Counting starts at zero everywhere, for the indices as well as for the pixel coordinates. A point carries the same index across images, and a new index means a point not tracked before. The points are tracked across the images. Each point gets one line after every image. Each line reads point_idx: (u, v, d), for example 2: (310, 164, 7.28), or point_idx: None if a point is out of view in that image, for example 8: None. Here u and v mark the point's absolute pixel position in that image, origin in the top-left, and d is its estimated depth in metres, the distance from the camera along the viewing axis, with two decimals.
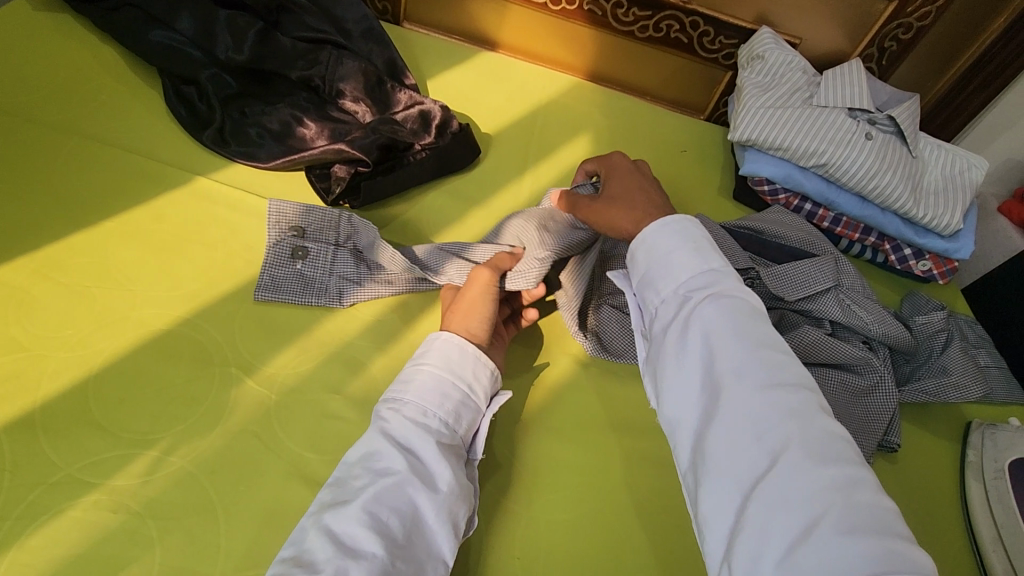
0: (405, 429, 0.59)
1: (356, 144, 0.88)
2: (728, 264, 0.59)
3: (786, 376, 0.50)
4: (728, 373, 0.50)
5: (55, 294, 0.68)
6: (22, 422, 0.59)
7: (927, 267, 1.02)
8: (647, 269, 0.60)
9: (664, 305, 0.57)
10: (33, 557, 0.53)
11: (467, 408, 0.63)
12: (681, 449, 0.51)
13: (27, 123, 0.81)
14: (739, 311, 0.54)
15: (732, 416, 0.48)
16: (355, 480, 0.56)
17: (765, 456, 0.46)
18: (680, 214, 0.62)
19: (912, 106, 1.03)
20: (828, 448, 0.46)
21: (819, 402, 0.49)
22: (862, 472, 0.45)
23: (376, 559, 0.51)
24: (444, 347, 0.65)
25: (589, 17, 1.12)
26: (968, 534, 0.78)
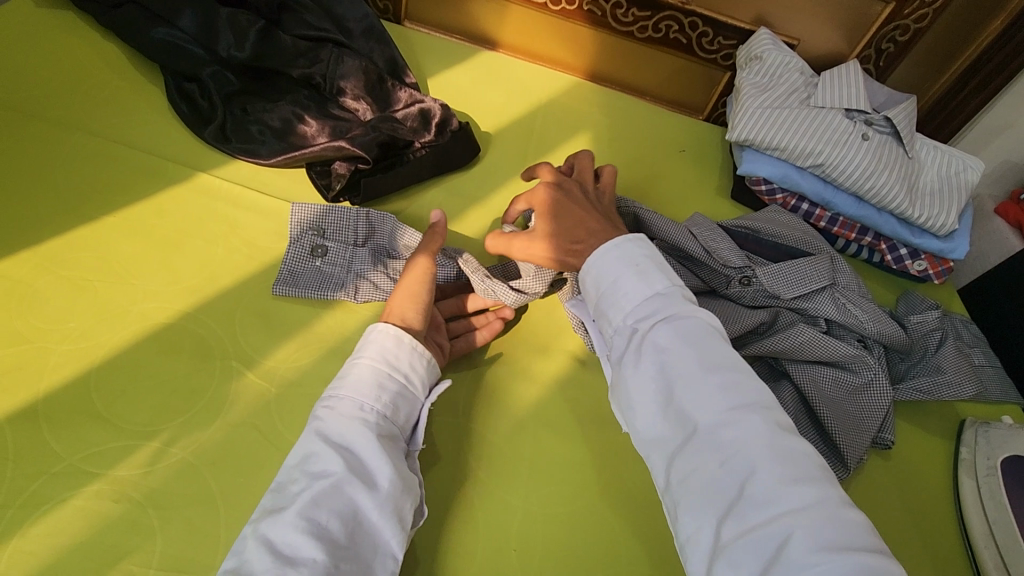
0: (341, 427, 0.58)
1: (357, 142, 0.89)
2: (674, 283, 0.64)
3: (747, 396, 0.55)
4: (692, 398, 0.55)
5: (57, 288, 0.68)
6: (25, 413, 0.60)
7: (923, 267, 1.03)
8: (603, 298, 0.65)
9: (622, 333, 0.62)
10: (35, 545, 0.54)
11: (405, 398, 0.63)
12: (658, 473, 0.56)
13: (29, 119, 0.81)
14: (695, 334, 0.58)
15: (701, 440, 0.53)
16: (292, 484, 0.55)
17: (735, 478, 0.50)
18: (621, 238, 0.68)
19: (909, 107, 1.04)
20: (794, 466, 0.51)
21: (775, 419, 0.54)
22: (826, 489, 0.50)
23: (316, 563, 0.50)
24: (381, 338, 0.64)
25: (588, 17, 1.13)
26: (960, 530, 0.79)
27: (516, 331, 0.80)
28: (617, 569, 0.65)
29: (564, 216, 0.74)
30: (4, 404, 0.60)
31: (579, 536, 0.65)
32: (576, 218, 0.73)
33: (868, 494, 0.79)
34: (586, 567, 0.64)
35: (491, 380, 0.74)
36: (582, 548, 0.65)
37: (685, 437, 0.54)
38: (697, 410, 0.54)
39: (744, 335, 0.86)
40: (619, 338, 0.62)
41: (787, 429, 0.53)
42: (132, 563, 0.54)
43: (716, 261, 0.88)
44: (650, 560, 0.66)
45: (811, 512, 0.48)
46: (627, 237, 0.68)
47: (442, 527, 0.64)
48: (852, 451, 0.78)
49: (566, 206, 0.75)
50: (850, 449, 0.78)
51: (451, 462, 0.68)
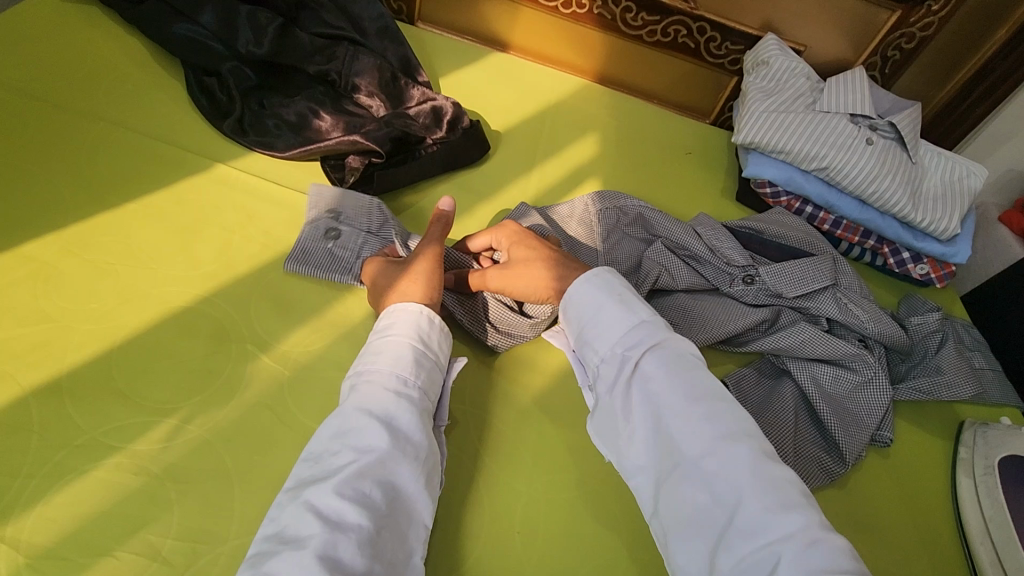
0: (382, 402, 0.60)
1: (371, 136, 0.91)
2: (654, 311, 0.66)
3: (733, 426, 0.57)
4: (679, 428, 0.57)
5: (81, 270, 0.71)
6: (49, 387, 0.62)
7: (925, 271, 1.04)
8: (584, 329, 0.67)
9: (609, 362, 0.64)
10: (58, 513, 0.56)
11: (435, 375, 0.66)
12: (647, 498, 0.58)
13: (56, 108, 0.84)
14: (678, 363, 0.61)
15: (689, 470, 0.55)
16: (336, 456, 0.56)
17: (724, 507, 0.53)
18: (596, 270, 0.70)
19: (912, 113, 1.05)
20: (781, 494, 0.53)
21: (762, 447, 0.56)
22: (810, 514, 0.52)
23: (361, 529, 0.52)
24: (415, 318, 0.66)
25: (598, 21, 1.15)
26: (957, 528, 0.80)
27: None
28: (618, 555, 0.66)
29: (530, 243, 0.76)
30: (29, 379, 0.62)
31: (581, 522, 0.67)
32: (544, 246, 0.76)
33: (867, 491, 0.80)
34: (588, 553, 0.65)
35: (497, 369, 0.76)
36: (584, 534, 0.66)
37: (671, 467, 0.57)
38: (685, 441, 0.57)
39: (745, 333, 0.87)
40: (606, 368, 0.64)
41: (772, 457, 0.56)
42: (151, 533, 0.56)
43: (720, 261, 0.91)
44: (650, 547, 0.67)
45: (800, 539, 0.50)
46: (602, 269, 0.71)
47: (449, 511, 0.65)
48: (851, 446, 0.78)
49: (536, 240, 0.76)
50: (849, 445, 0.78)
51: (457, 446, 0.69)
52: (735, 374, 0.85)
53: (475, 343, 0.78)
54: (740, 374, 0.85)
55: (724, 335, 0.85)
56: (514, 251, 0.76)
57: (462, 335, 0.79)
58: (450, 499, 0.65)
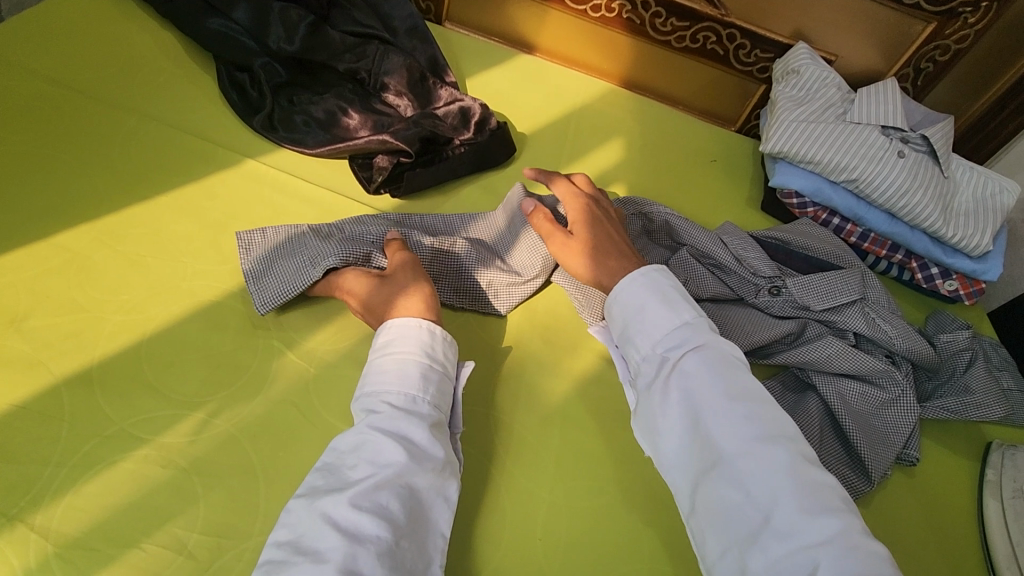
0: (399, 420, 0.59)
1: (400, 135, 0.91)
2: (698, 312, 0.66)
3: (772, 427, 0.57)
4: (718, 430, 0.57)
5: (113, 261, 0.71)
6: (80, 377, 0.62)
7: (954, 287, 1.02)
8: (628, 326, 0.67)
9: (650, 361, 0.64)
10: (87, 502, 0.56)
11: (445, 389, 0.65)
12: (682, 496, 0.58)
13: (91, 100, 0.85)
14: (721, 362, 0.61)
15: (726, 471, 0.55)
16: (353, 469, 0.56)
17: (760, 508, 0.52)
18: (649, 266, 0.70)
19: (946, 127, 1.04)
20: (819, 499, 0.52)
21: (798, 451, 0.55)
22: (847, 519, 0.51)
23: (380, 541, 0.52)
24: (416, 334, 0.64)
25: (628, 25, 1.14)
26: (984, 552, 0.78)
27: (544, 325, 0.81)
28: (638, 566, 0.65)
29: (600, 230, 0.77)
30: (61, 367, 0.63)
31: (604, 530, 0.67)
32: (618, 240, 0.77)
33: (891, 509, 0.78)
34: (609, 562, 0.65)
35: (521, 373, 0.76)
36: (605, 543, 0.66)
37: (710, 466, 0.56)
38: (724, 439, 0.56)
39: (770, 345, 0.86)
40: (646, 366, 0.64)
41: (812, 462, 0.55)
42: (176, 526, 0.56)
43: (746, 271, 0.90)
44: (671, 558, 0.67)
45: (835, 543, 0.49)
46: (657, 265, 0.70)
47: (470, 515, 0.65)
48: (877, 465, 0.77)
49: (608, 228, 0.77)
50: (875, 462, 0.77)
51: (479, 448, 0.69)
52: None
53: (500, 345, 0.78)
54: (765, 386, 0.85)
55: (749, 346, 0.84)
56: (581, 231, 0.76)
57: (486, 335, 0.78)
58: (471, 500, 0.66)
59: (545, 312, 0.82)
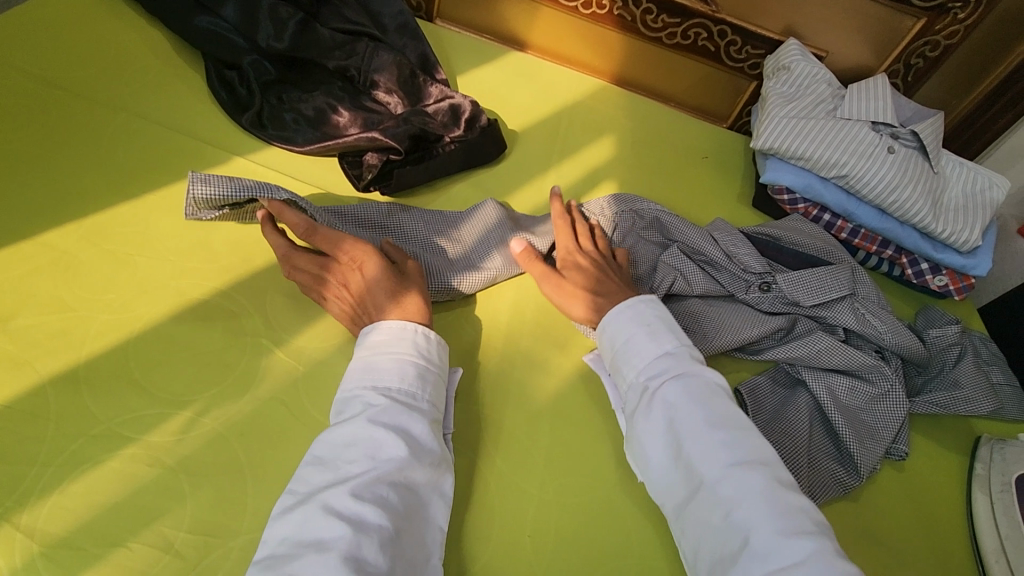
0: (398, 414, 0.60)
1: (389, 133, 0.91)
2: (680, 341, 0.70)
3: (750, 453, 0.60)
4: (698, 455, 0.60)
5: (99, 260, 0.71)
6: (67, 377, 0.62)
7: (944, 283, 1.03)
8: (615, 356, 0.71)
9: (634, 389, 0.68)
10: (73, 502, 0.56)
11: (441, 386, 0.65)
12: (671, 518, 0.61)
13: (78, 98, 0.84)
14: (703, 391, 0.64)
15: (706, 495, 0.58)
16: (351, 464, 0.56)
17: (737, 531, 0.55)
18: (633, 298, 0.74)
19: (935, 123, 1.04)
20: (793, 521, 0.55)
21: (773, 475, 0.58)
22: (822, 541, 0.54)
23: (383, 529, 0.53)
24: (410, 338, 0.64)
25: (619, 22, 1.14)
26: (972, 546, 0.79)
27: (534, 322, 0.81)
28: (627, 562, 0.66)
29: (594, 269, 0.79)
30: (47, 367, 0.62)
31: (593, 526, 0.67)
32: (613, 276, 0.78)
33: (880, 504, 0.79)
34: (598, 558, 0.65)
35: (510, 370, 0.76)
36: (594, 539, 0.66)
37: (692, 490, 0.59)
38: (703, 465, 0.60)
39: (759, 340, 0.87)
40: (631, 394, 0.68)
41: (787, 485, 0.58)
42: (163, 526, 0.56)
43: (736, 267, 0.90)
44: (660, 553, 0.67)
45: (810, 564, 0.52)
46: (641, 297, 0.74)
47: (460, 513, 0.65)
48: (866, 460, 0.77)
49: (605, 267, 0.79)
50: (864, 457, 0.77)
51: (468, 445, 0.69)
52: (750, 381, 0.84)
53: (490, 342, 0.78)
54: (754, 383, 0.84)
55: (738, 342, 0.84)
56: (573, 270, 0.79)
57: (476, 332, 0.78)
58: (461, 498, 0.65)
59: (535, 309, 0.82)
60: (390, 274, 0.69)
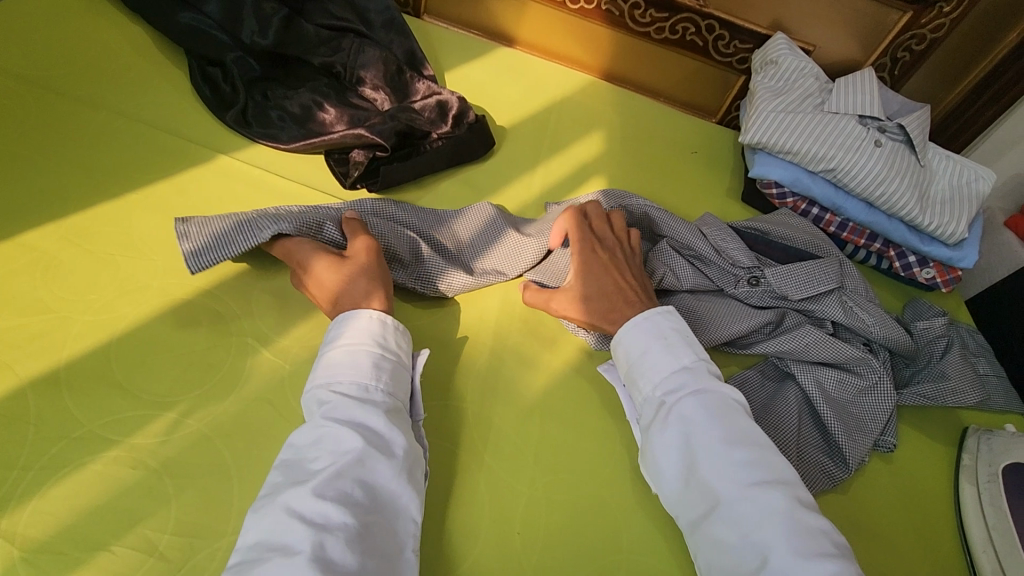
0: (351, 408, 0.59)
1: (376, 130, 0.90)
2: (697, 355, 0.69)
3: (769, 472, 0.60)
4: (714, 473, 0.60)
5: (80, 260, 0.70)
6: (46, 379, 0.61)
7: (931, 275, 1.03)
8: (631, 368, 0.70)
9: (650, 403, 0.67)
10: (54, 506, 0.55)
11: (400, 373, 0.65)
12: (686, 533, 0.61)
13: (57, 96, 0.83)
14: (720, 408, 0.64)
15: (724, 513, 0.58)
16: (313, 462, 0.56)
17: (756, 551, 0.55)
18: (653, 309, 0.72)
19: (922, 116, 1.04)
20: (813, 543, 0.55)
21: (795, 496, 0.58)
22: (842, 563, 0.54)
23: (348, 527, 0.52)
24: (365, 323, 0.64)
25: (606, 17, 1.14)
26: (960, 537, 0.79)
27: (523, 319, 0.80)
28: (617, 557, 0.66)
29: (600, 279, 0.76)
30: (26, 369, 0.61)
31: (583, 521, 0.67)
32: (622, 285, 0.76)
33: (868, 497, 0.79)
34: (587, 554, 0.65)
35: (499, 367, 0.75)
36: (584, 535, 0.66)
37: (708, 509, 0.59)
38: (721, 483, 0.59)
39: (749, 334, 0.86)
40: (647, 408, 0.67)
41: (807, 506, 0.58)
42: (146, 528, 0.56)
43: (725, 261, 0.90)
44: (649, 548, 0.67)
45: None
46: (663, 308, 0.72)
47: (450, 511, 0.64)
48: (854, 451, 0.78)
49: (614, 274, 0.77)
50: (852, 449, 0.78)
51: (458, 442, 0.69)
52: (739, 375, 0.84)
53: (479, 339, 0.77)
54: (743, 376, 0.84)
55: (727, 337, 0.84)
56: (576, 274, 0.77)
57: (465, 329, 0.78)
58: (450, 496, 0.65)
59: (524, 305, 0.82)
60: (341, 269, 0.69)
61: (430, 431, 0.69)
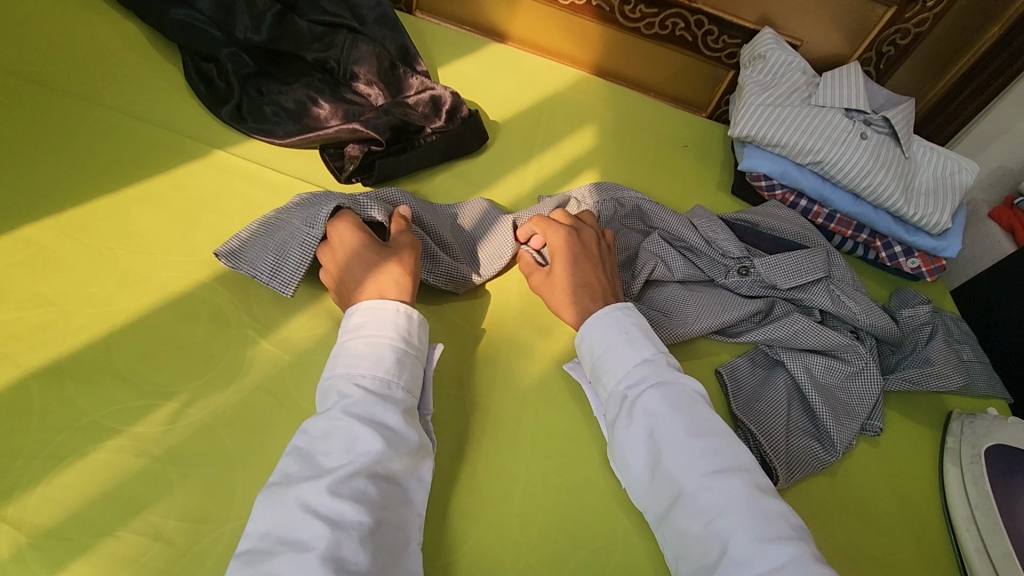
0: (370, 404, 0.59)
1: (371, 124, 0.91)
2: (659, 348, 0.70)
3: (729, 461, 0.61)
4: (677, 463, 0.61)
5: (79, 254, 0.70)
6: (48, 370, 0.62)
7: (916, 265, 1.05)
8: (595, 363, 0.70)
9: (614, 397, 0.68)
10: (59, 493, 0.56)
11: (417, 370, 0.66)
12: (652, 524, 0.63)
13: (52, 92, 0.83)
14: (682, 400, 0.65)
15: (687, 503, 0.59)
16: (330, 456, 0.56)
17: (718, 539, 0.57)
18: (613, 304, 0.73)
19: (906, 109, 1.06)
20: (774, 527, 0.57)
21: (753, 482, 0.60)
22: (801, 547, 0.56)
23: (362, 525, 0.53)
24: (389, 315, 0.65)
25: (597, 13, 1.15)
26: (944, 516, 0.82)
27: (519, 309, 0.82)
28: (612, 539, 0.67)
29: (575, 271, 0.77)
30: (28, 361, 0.62)
31: (578, 504, 0.68)
32: (593, 277, 0.77)
33: (855, 479, 0.81)
34: (582, 537, 0.67)
35: (495, 357, 0.76)
36: (579, 518, 0.68)
37: (672, 500, 0.60)
38: (683, 474, 0.61)
39: (739, 323, 0.88)
40: (612, 403, 0.68)
41: (766, 492, 0.60)
42: (151, 515, 0.56)
43: (715, 252, 0.92)
44: (643, 530, 0.69)
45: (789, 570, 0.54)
46: (622, 304, 0.74)
47: (448, 496, 0.66)
48: (841, 435, 0.80)
49: (588, 264, 0.78)
50: (840, 433, 0.80)
51: (456, 429, 0.70)
52: (730, 363, 0.85)
53: (476, 329, 0.79)
54: (734, 364, 0.85)
55: (718, 325, 0.85)
56: (558, 257, 0.78)
57: (461, 319, 0.79)
58: (448, 482, 0.66)
59: (519, 295, 0.83)
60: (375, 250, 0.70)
61: None
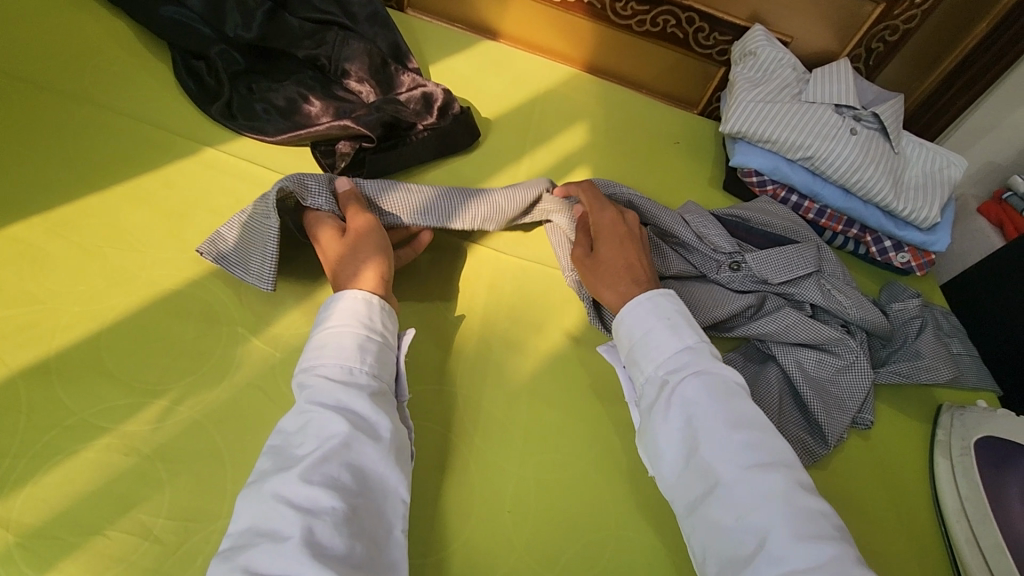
0: (336, 390, 0.60)
1: (362, 121, 0.90)
2: (702, 337, 0.70)
3: (769, 455, 0.61)
4: (714, 455, 0.61)
5: (67, 252, 0.70)
6: (36, 369, 0.61)
7: (906, 259, 1.06)
8: (634, 347, 0.70)
9: (652, 382, 0.68)
10: (48, 492, 0.56)
11: (386, 354, 0.66)
12: (681, 513, 0.62)
13: (40, 89, 0.83)
14: (721, 390, 0.65)
15: (722, 495, 0.59)
16: (300, 447, 0.56)
17: (755, 533, 0.57)
18: (657, 290, 0.73)
19: (895, 105, 1.07)
20: (813, 525, 0.57)
21: (796, 479, 0.60)
22: (842, 547, 0.56)
23: (336, 511, 0.53)
24: (351, 303, 0.65)
25: (588, 10, 1.15)
26: (935, 507, 0.82)
27: (512, 305, 0.82)
28: (605, 533, 0.68)
29: (618, 253, 0.78)
30: (15, 360, 0.62)
31: (571, 499, 0.69)
32: (636, 260, 0.78)
33: (847, 472, 0.82)
34: (575, 531, 0.67)
35: (487, 352, 0.76)
36: (573, 512, 0.68)
37: (706, 491, 0.60)
38: (720, 465, 0.60)
39: (731, 318, 0.88)
40: (649, 387, 0.68)
41: (807, 490, 0.59)
42: (141, 512, 0.56)
43: (707, 247, 0.92)
44: (636, 524, 0.69)
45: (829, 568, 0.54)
46: (664, 291, 0.73)
47: (442, 491, 0.66)
48: (832, 428, 0.80)
49: (630, 247, 0.79)
50: (831, 427, 0.80)
51: (448, 425, 0.70)
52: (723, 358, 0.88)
53: (468, 325, 0.78)
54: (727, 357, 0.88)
55: (710, 321, 0.86)
56: (605, 243, 0.79)
57: (453, 315, 0.79)
58: (441, 477, 0.67)
59: (511, 291, 0.83)
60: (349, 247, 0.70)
61: (420, 415, 0.70)
